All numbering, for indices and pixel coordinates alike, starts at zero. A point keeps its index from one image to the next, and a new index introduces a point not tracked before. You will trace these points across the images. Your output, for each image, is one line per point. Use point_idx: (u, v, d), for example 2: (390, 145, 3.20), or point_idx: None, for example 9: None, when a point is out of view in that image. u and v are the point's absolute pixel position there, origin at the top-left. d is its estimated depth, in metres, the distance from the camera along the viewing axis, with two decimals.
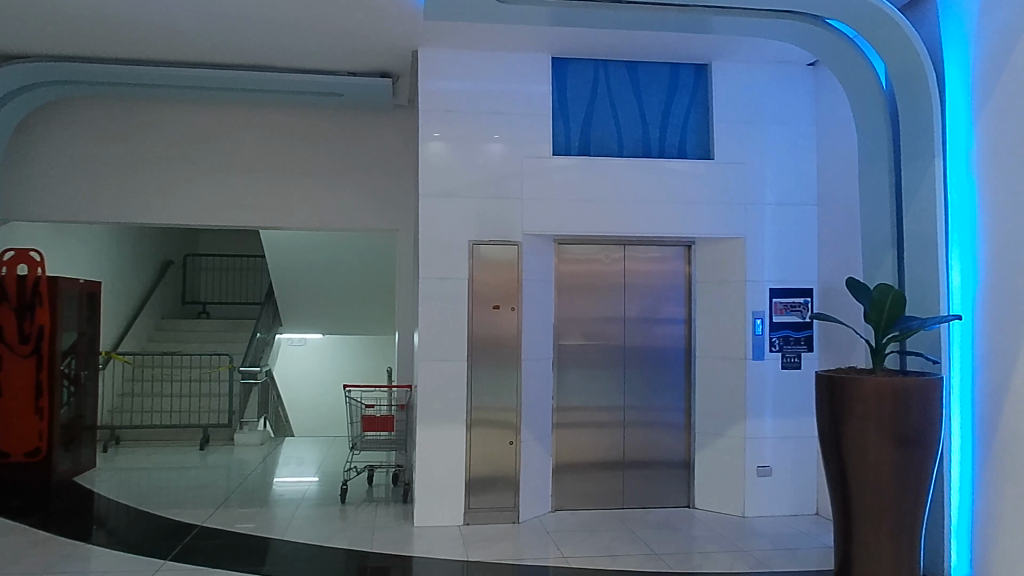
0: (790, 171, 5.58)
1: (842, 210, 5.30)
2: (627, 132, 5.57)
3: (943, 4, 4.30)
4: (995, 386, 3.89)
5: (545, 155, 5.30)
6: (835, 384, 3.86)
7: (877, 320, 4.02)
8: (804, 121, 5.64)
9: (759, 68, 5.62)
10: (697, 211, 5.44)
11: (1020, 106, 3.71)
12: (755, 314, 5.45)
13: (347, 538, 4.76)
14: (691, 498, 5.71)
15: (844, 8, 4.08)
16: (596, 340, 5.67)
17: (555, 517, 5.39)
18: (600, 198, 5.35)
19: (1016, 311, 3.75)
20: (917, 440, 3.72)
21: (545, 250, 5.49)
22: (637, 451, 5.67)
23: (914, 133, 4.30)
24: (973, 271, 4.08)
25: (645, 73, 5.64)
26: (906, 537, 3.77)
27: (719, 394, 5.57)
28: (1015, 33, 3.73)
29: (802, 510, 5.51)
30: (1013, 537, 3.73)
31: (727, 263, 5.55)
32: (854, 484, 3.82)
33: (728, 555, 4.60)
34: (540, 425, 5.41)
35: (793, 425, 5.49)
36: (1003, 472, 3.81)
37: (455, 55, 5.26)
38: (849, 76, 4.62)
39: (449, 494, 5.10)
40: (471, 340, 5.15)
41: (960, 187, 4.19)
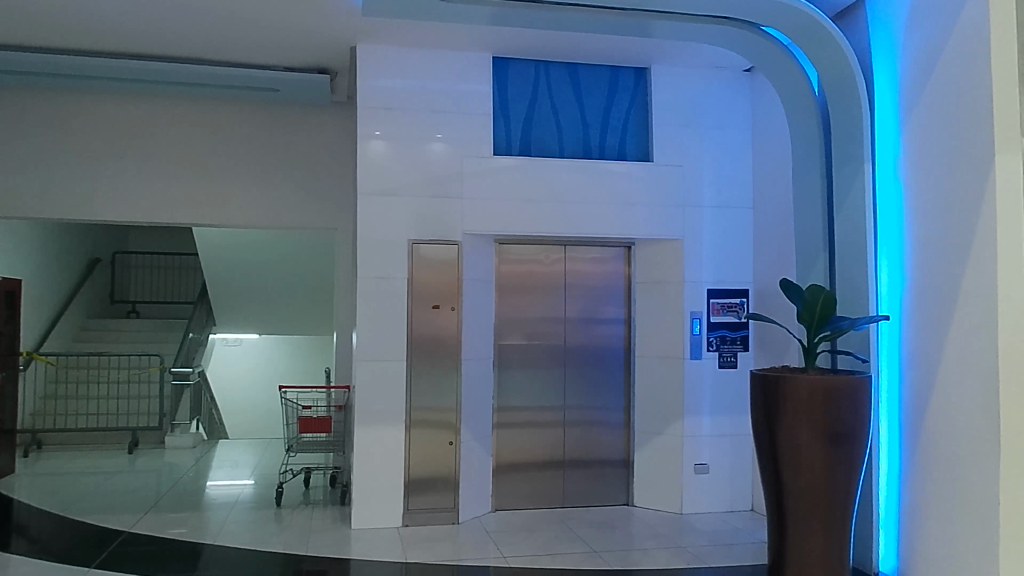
0: (726, 175, 5.70)
1: (777, 214, 5.43)
2: (568, 134, 5.60)
3: (873, 14, 4.43)
4: (920, 384, 4.04)
5: (487, 156, 5.30)
6: (770, 382, 3.94)
7: (809, 320, 4.11)
8: (740, 125, 5.76)
9: (697, 72, 5.72)
10: (637, 212, 5.51)
11: (946, 115, 3.85)
12: (693, 314, 5.54)
13: (282, 541, 4.67)
14: (630, 496, 5.77)
15: (780, 17, 4.16)
16: (536, 340, 5.69)
17: (496, 517, 5.38)
18: (542, 198, 5.37)
19: (940, 311, 3.89)
20: (847, 437, 3.83)
21: (486, 250, 5.49)
22: (577, 451, 5.71)
23: (845, 139, 4.43)
24: (900, 273, 4.22)
25: (585, 76, 5.69)
26: (837, 531, 3.87)
27: (657, 393, 5.65)
28: (941, 45, 3.88)
29: (737, 506, 5.63)
30: (937, 528, 3.87)
31: (666, 264, 5.64)
32: (787, 480, 3.91)
33: (665, 551, 4.66)
34: (480, 425, 5.40)
35: (729, 424, 5.60)
36: (928, 467, 3.95)
37: (395, 53, 5.21)
38: (783, 82, 4.73)
39: (389, 495, 5.05)
40: (411, 340, 5.11)
41: (888, 192, 4.33)
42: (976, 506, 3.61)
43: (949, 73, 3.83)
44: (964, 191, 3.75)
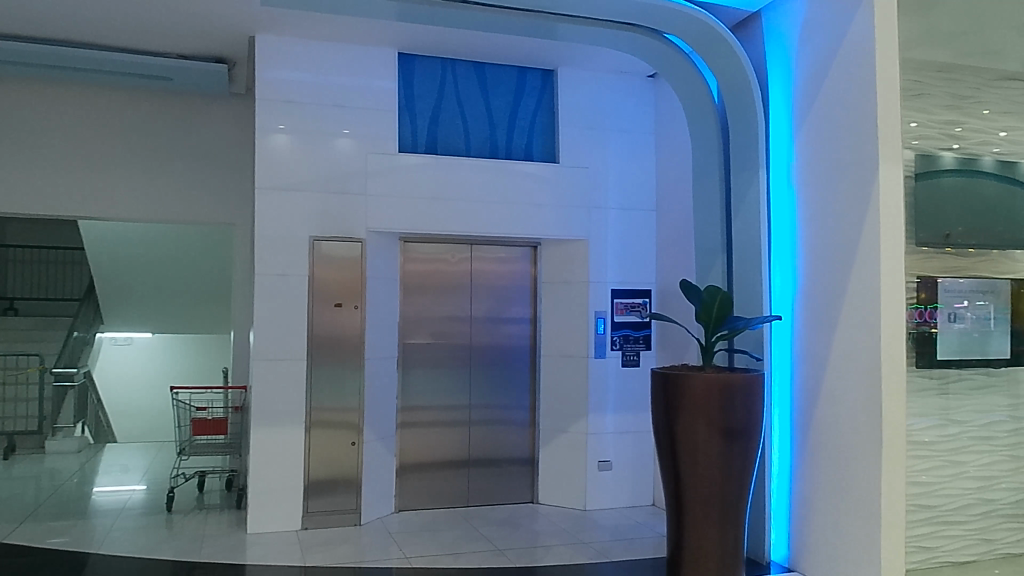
0: (630, 177, 5.82)
1: (678, 217, 5.59)
2: (474, 133, 5.61)
3: (768, 25, 4.62)
4: (810, 381, 4.23)
5: (393, 153, 5.25)
6: (669, 381, 4.05)
7: (706, 320, 4.23)
8: (643, 129, 5.90)
9: (602, 76, 5.82)
10: (543, 212, 5.57)
11: (834, 124, 4.06)
12: (597, 314, 5.65)
13: (173, 548, 4.49)
14: (534, 494, 5.83)
15: (681, 25, 4.28)
16: (441, 339, 5.66)
17: (399, 517, 5.33)
18: (450, 197, 5.36)
19: (828, 311, 4.09)
20: (742, 432, 3.97)
21: (390, 248, 5.43)
22: (481, 449, 5.72)
23: (742, 145, 4.60)
24: (792, 275, 4.41)
25: (492, 75, 5.70)
26: (731, 522, 4.01)
27: (561, 391, 5.73)
28: (831, 58, 4.08)
29: (639, 502, 5.76)
30: (824, 518, 4.07)
31: (571, 264, 5.72)
32: (685, 475, 4.02)
33: (568, 547, 4.73)
34: (383, 425, 5.34)
35: (631, 420, 5.73)
36: (817, 460, 4.14)
37: (297, 45, 5.08)
38: (684, 88, 4.87)
39: (288, 498, 4.93)
40: (313, 339, 5.00)
41: (781, 196, 4.52)
42: (861, 496, 3.81)
43: (838, 85, 4.03)
44: (850, 198, 3.95)
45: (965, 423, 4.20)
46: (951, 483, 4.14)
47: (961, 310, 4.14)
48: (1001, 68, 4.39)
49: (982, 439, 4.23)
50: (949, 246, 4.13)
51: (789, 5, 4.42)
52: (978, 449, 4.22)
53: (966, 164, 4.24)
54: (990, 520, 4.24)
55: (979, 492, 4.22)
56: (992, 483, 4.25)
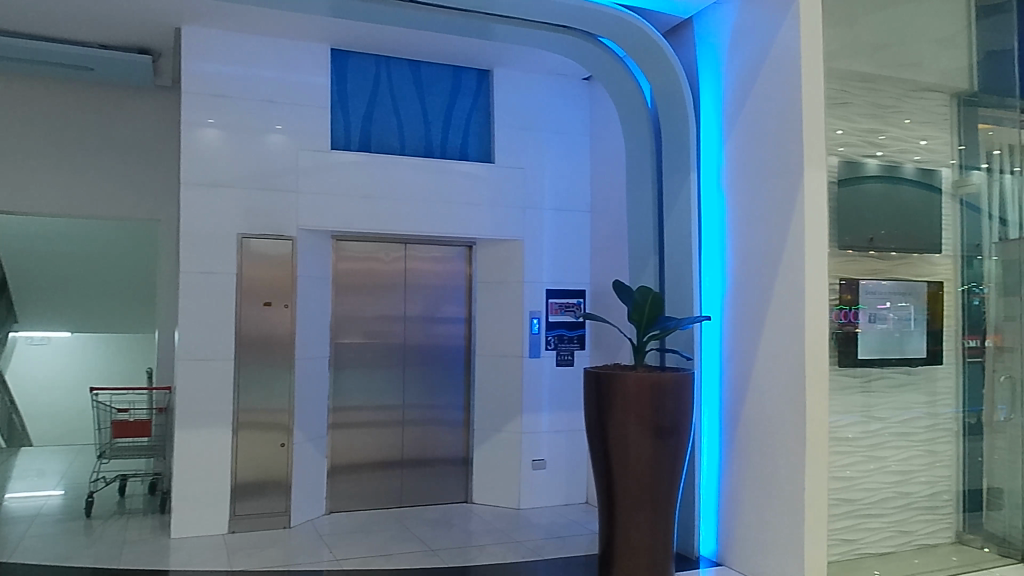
0: (565, 178, 5.89)
1: (611, 218, 5.67)
2: (409, 131, 5.57)
3: (699, 32, 4.73)
4: (738, 380, 4.34)
5: (326, 150, 5.18)
6: (602, 380, 4.10)
7: (639, 320, 4.30)
8: (578, 131, 5.97)
9: (537, 78, 5.86)
10: (478, 212, 5.58)
11: (762, 129, 4.18)
12: (532, 314, 5.69)
13: (91, 555, 4.33)
14: (468, 493, 5.82)
15: (616, 30, 4.33)
16: (375, 338, 5.61)
17: (331, 519, 5.25)
18: (385, 195, 5.32)
19: (756, 312, 4.20)
20: (671, 430, 4.05)
21: (322, 247, 5.36)
22: (415, 449, 5.69)
23: (674, 149, 4.69)
24: (721, 276, 4.51)
25: (427, 74, 5.67)
26: (662, 518, 4.08)
27: (495, 391, 5.74)
28: (759, 66, 4.20)
29: (572, 500, 5.82)
30: (751, 513, 4.18)
31: (506, 264, 5.75)
32: (617, 474, 4.08)
33: (501, 547, 4.73)
34: (314, 426, 5.27)
35: (565, 419, 5.79)
36: (744, 457, 4.25)
37: (225, 37, 4.95)
38: (618, 91, 4.94)
39: (214, 501, 4.81)
40: (242, 338, 4.90)
41: (711, 199, 4.63)
42: (786, 491, 3.92)
43: (765, 93, 4.15)
44: (777, 202, 4.07)
45: (885, 419, 4.35)
46: (871, 478, 4.30)
47: (884, 311, 4.31)
48: (921, 80, 4.53)
49: (900, 435, 4.39)
50: (873, 250, 4.30)
51: (719, 13, 4.53)
52: (896, 444, 4.38)
53: (889, 171, 4.40)
54: (908, 512, 4.41)
55: (898, 486, 4.38)
56: (909, 477, 4.41)
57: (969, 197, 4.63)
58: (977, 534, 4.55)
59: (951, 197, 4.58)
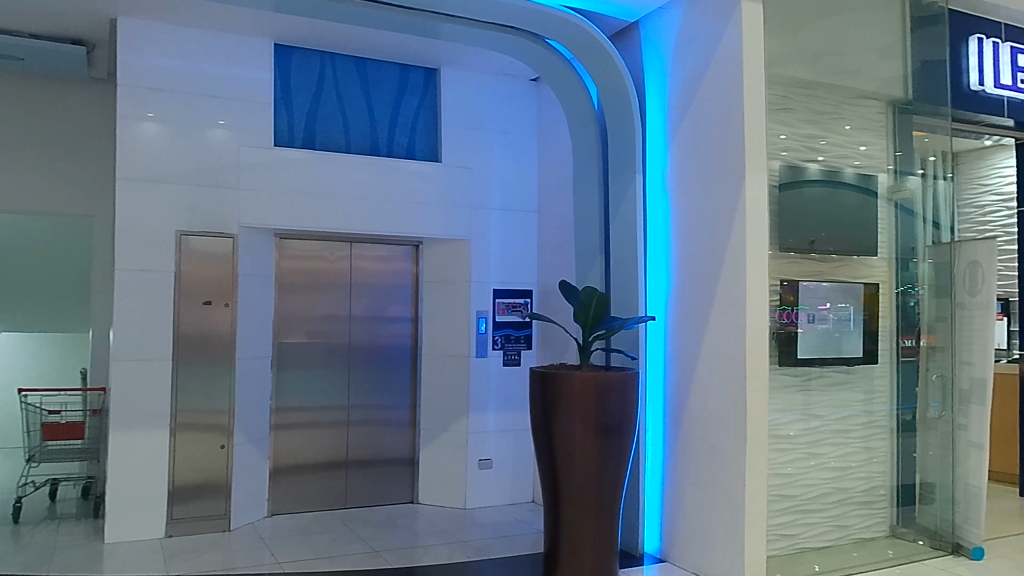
0: (512, 178, 5.91)
1: (558, 219, 5.72)
2: (355, 129, 5.52)
3: (645, 36, 4.79)
4: (681, 379, 4.41)
5: (268, 147, 5.10)
6: (548, 379, 4.13)
7: (584, 320, 4.32)
8: (525, 132, 6.00)
9: (485, 78, 5.86)
10: (425, 211, 5.57)
11: (705, 133, 4.25)
12: (479, 314, 5.71)
13: (20, 562, 4.18)
14: (414, 494, 5.80)
15: (563, 32, 4.36)
16: (319, 338, 5.54)
17: (273, 522, 5.17)
18: (330, 193, 5.26)
19: (699, 312, 4.28)
20: (616, 429, 4.09)
21: (265, 244, 5.27)
22: (359, 450, 5.64)
23: (620, 150, 4.74)
24: (666, 277, 4.58)
25: (373, 71, 5.62)
26: (606, 517, 4.12)
27: (442, 391, 5.73)
28: (703, 70, 4.27)
29: (518, 499, 5.85)
30: (694, 510, 4.26)
31: (453, 263, 5.74)
32: (562, 473, 4.10)
33: (447, 547, 4.72)
34: (256, 426, 5.18)
35: (511, 419, 5.82)
36: (687, 455, 4.33)
37: (164, 29, 4.83)
38: (565, 92, 4.97)
39: (151, 505, 4.69)
40: (180, 338, 4.79)
41: (656, 201, 4.69)
42: (727, 488, 4.00)
43: (709, 97, 4.23)
44: (719, 204, 4.15)
45: (823, 416, 4.48)
46: (810, 474, 4.41)
47: (824, 312, 4.43)
48: (859, 87, 4.65)
49: (837, 432, 4.52)
50: (814, 252, 4.42)
51: (664, 18, 4.60)
52: (834, 441, 4.51)
53: (830, 175, 4.52)
54: (844, 507, 4.54)
55: (835, 482, 4.51)
56: (846, 473, 4.55)
57: (904, 201, 4.77)
58: (911, 528, 4.71)
59: (887, 201, 4.71)
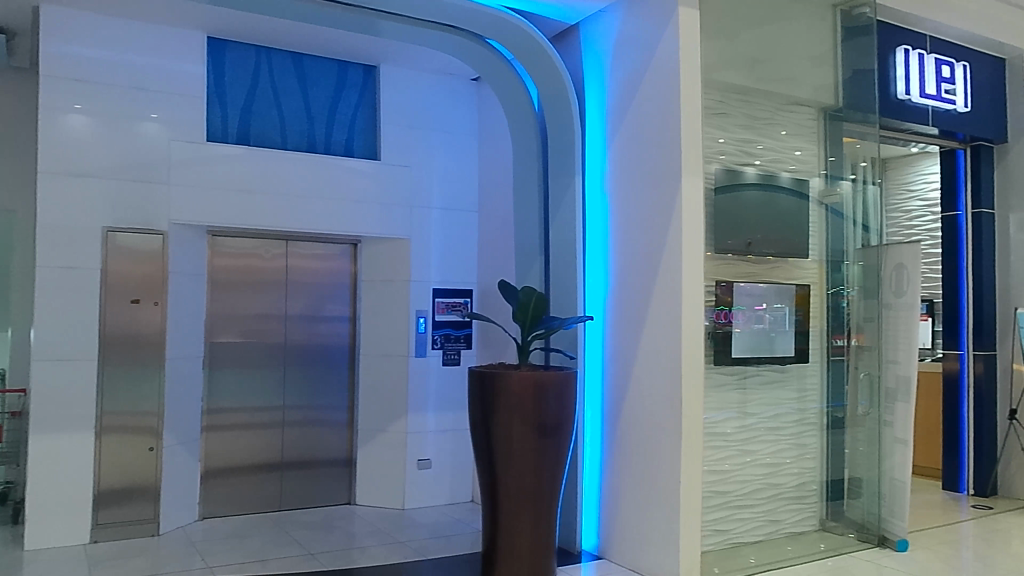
0: (452, 178, 5.92)
1: (497, 218, 5.74)
2: (291, 125, 5.43)
3: (585, 39, 4.84)
4: (618, 378, 4.47)
5: (200, 142, 4.99)
6: (486, 378, 4.14)
7: (523, 320, 4.33)
8: (465, 131, 6.01)
9: (425, 76, 5.84)
10: (363, 209, 5.52)
11: (643, 136, 4.32)
12: (418, 313, 5.69)
13: None
14: (351, 494, 5.74)
15: (503, 32, 4.37)
16: (253, 338, 5.43)
17: (204, 525, 5.06)
18: (267, 190, 5.19)
19: (636, 312, 4.34)
20: (554, 428, 4.12)
21: (196, 241, 5.14)
22: (295, 451, 5.56)
23: (559, 151, 4.77)
24: (604, 277, 4.64)
25: (310, 67, 5.53)
26: (544, 515, 4.15)
27: (380, 391, 5.69)
28: (640, 75, 4.34)
29: (457, 498, 5.85)
30: (631, 507, 4.32)
31: (392, 263, 5.71)
32: (500, 472, 4.12)
33: (383, 548, 4.69)
34: (187, 428, 5.05)
35: (450, 418, 5.82)
36: (624, 453, 4.39)
37: (90, 18, 4.66)
38: (505, 93, 4.98)
39: (74, 510, 4.53)
40: (106, 338, 4.64)
41: (594, 202, 4.75)
42: (664, 486, 4.07)
43: (646, 101, 4.30)
44: (656, 207, 4.22)
45: (758, 414, 4.60)
46: (743, 470, 4.52)
47: (761, 312, 4.57)
48: (791, 94, 4.78)
49: (770, 429, 4.65)
50: (751, 254, 4.54)
51: (604, 22, 4.66)
52: (766, 438, 4.62)
53: (766, 180, 4.64)
54: (776, 502, 4.66)
55: (768, 478, 4.62)
56: (778, 469, 4.66)
57: (835, 205, 4.91)
58: (839, 522, 4.87)
59: (818, 204, 4.85)
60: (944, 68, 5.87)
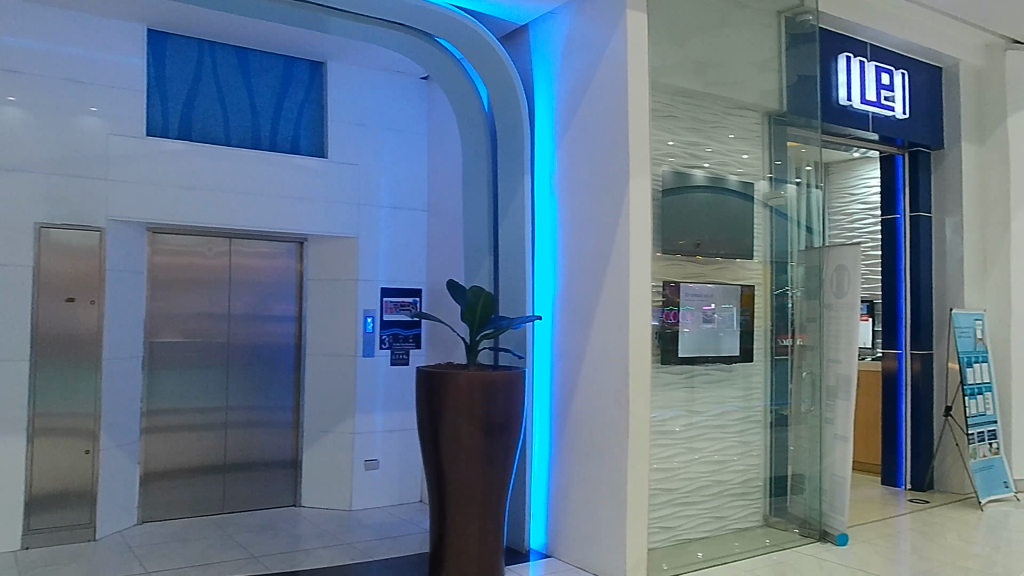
0: (401, 177, 5.89)
1: (447, 217, 5.74)
2: (235, 121, 5.33)
3: (534, 39, 4.86)
4: (566, 377, 4.50)
5: (140, 137, 4.87)
6: (434, 378, 4.13)
7: (471, 319, 4.32)
8: (414, 130, 5.99)
9: (374, 74, 5.80)
10: (310, 207, 5.46)
11: (591, 137, 4.36)
12: (366, 313, 5.65)
13: None
14: (297, 496, 5.67)
15: (453, 30, 4.35)
16: (194, 337, 5.32)
17: (143, 530, 4.94)
18: (211, 187, 5.10)
19: (585, 312, 4.38)
20: (502, 427, 4.13)
21: (135, 238, 5.01)
22: (239, 453, 5.46)
23: (508, 151, 4.78)
24: (553, 277, 4.66)
25: (255, 62, 5.44)
26: (492, 514, 4.15)
27: (327, 391, 5.62)
28: (589, 76, 4.38)
29: (404, 499, 5.82)
30: (578, 506, 4.36)
31: (339, 262, 5.65)
32: (448, 472, 4.11)
33: (329, 549, 4.64)
34: (125, 430, 4.92)
35: (399, 419, 5.79)
36: (573, 452, 4.42)
37: (23, 7, 4.51)
38: (454, 92, 4.96)
39: (4, 516, 4.38)
40: (39, 338, 4.50)
41: (543, 202, 4.77)
42: (611, 484, 4.12)
43: (595, 102, 4.34)
44: (604, 208, 4.26)
45: (704, 412, 4.68)
46: (689, 468, 4.59)
47: (710, 312, 4.67)
48: (737, 98, 4.86)
49: (715, 428, 4.73)
50: (700, 254, 4.62)
51: (553, 24, 4.69)
52: (712, 436, 4.70)
53: (714, 182, 4.73)
54: (721, 499, 4.74)
55: (713, 475, 4.70)
56: (722, 466, 4.75)
57: (779, 207, 5.00)
58: (783, 517, 4.97)
59: (763, 206, 4.94)
60: (884, 75, 6.06)
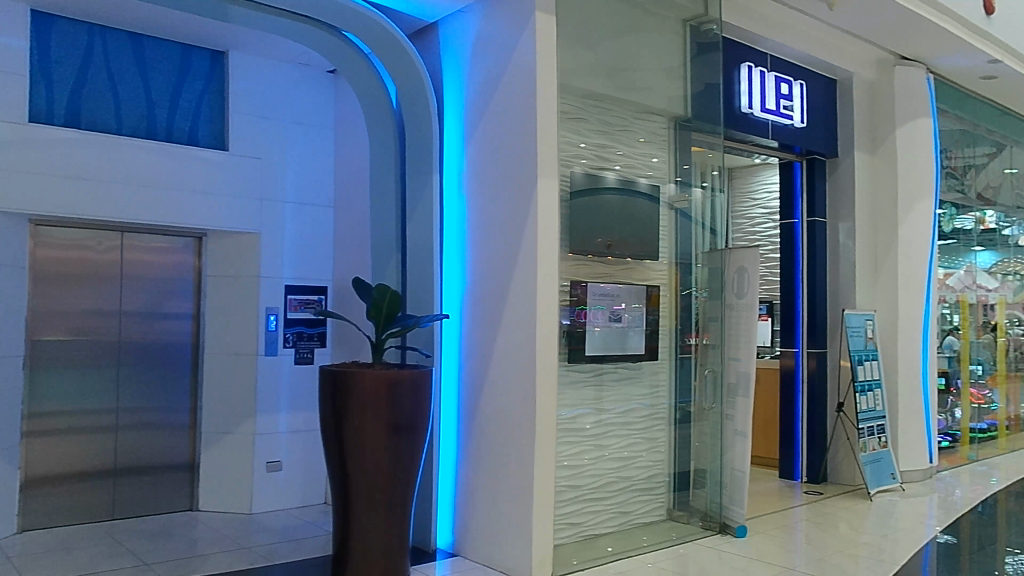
0: (306, 172, 5.78)
1: (353, 214, 5.66)
2: (128, 109, 5.09)
3: (444, 37, 4.85)
4: (474, 376, 4.51)
5: (22, 123, 4.60)
6: (338, 376, 4.06)
7: (377, 317, 4.26)
8: (321, 125, 5.88)
9: (279, 67, 5.67)
10: (209, 201, 5.29)
11: (500, 136, 4.38)
12: (269, 310, 5.51)
13: None
14: (193, 501, 5.48)
15: (360, 25, 4.30)
16: (82, 336, 5.05)
17: (23, 539, 4.67)
18: (100, 178, 4.87)
19: (493, 311, 4.39)
20: (408, 427, 4.09)
21: (15, 231, 4.72)
22: (130, 457, 5.22)
23: (416, 149, 4.75)
24: (461, 276, 4.66)
25: (151, 49, 5.21)
26: (397, 514, 4.11)
27: (228, 391, 5.46)
28: (497, 76, 4.41)
29: (307, 501, 5.70)
30: (486, 504, 4.38)
31: (240, 258, 5.49)
32: (352, 472, 4.05)
33: (227, 554, 4.50)
34: (3, 434, 4.65)
35: (303, 419, 5.67)
36: (480, 451, 4.43)
37: None
38: (362, 88, 4.89)
39: None
40: None
41: (452, 201, 4.77)
42: (518, 481, 4.15)
43: (504, 102, 4.36)
44: (512, 207, 4.29)
45: (612, 410, 4.78)
46: (596, 465, 4.67)
47: (619, 311, 4.78)
48: (645, 103, 4.96)
49: (622, 424, 4.83)
50: (608, 255, 4.71)
51: (462, 23, 4.69)
52: (618, 433, 4.81)
53: (623, 184, 4.83)
54: (627, 494, 4.85)
55: (618, 471, 4.80)
56: (628, 463, 4.85)
57: (684, 209, 5.12)
58: (685, 511, 5.12)
59: (668, 208, 5.06)
60: (784, 85, 6.31)
